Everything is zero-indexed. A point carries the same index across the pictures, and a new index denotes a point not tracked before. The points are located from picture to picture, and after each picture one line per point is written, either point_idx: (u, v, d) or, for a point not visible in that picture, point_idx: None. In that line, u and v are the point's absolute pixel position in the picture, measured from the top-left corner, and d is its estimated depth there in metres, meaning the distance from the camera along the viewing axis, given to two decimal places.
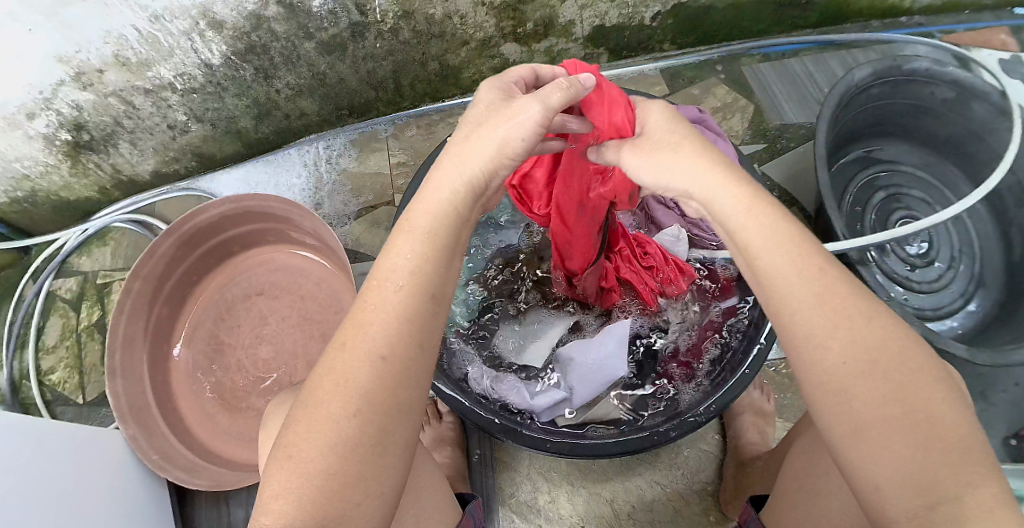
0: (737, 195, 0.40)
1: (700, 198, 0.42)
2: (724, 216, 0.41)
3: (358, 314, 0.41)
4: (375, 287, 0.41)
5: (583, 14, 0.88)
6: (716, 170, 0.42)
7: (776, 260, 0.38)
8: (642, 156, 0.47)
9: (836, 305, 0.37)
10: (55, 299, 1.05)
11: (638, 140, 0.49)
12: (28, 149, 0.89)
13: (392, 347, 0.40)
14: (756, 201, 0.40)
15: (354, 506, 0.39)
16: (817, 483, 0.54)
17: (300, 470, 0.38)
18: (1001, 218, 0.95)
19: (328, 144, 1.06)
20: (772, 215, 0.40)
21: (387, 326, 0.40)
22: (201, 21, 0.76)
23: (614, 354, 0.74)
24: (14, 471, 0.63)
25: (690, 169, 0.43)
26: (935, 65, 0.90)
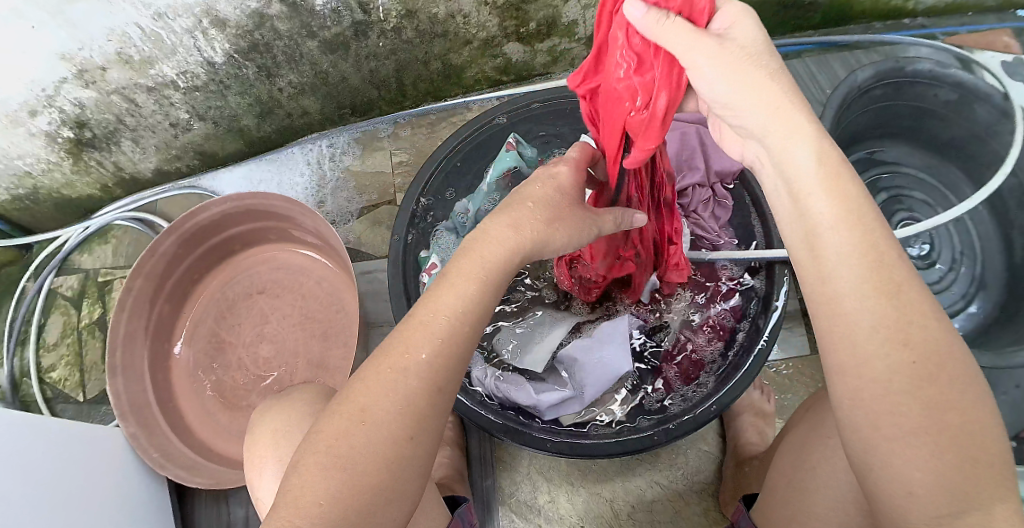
0: (821, 159, 0.38)
1: (778, 155, 0.40)
2: (795, 178, 0.39)
3: (410, 330, 0.43)
4: (427, 313, 0.44)
5: (586, 14, 0.88)
6: (800, 121, 0.39)
7: (844, 238, 0.37)
8: (730, 73, 0.40)
9: (907, 299, 0.36)
10: (57, 296, 1.05)
11: (724, 38, 0.41)
12: (30, 147, 0.89)
13: (435, 369, 0.42)
14: (841, 170, 0.38)
15: (387, 518, 0.39)
16: (803, 479, 0.55)
17: (339, 476, 0.38)
18: (1002, 219, 0.94)
19: (330, 142, 1.06)
20: (849, 182, 0.38)
21: (433, 345, 0.42)
22: (204, 19, 0.76)
23: (617, 353, 0.74)
24: (26, 470, 0.64)
25: (776, 109, 0.39)
26: (938, 66, 0.94)
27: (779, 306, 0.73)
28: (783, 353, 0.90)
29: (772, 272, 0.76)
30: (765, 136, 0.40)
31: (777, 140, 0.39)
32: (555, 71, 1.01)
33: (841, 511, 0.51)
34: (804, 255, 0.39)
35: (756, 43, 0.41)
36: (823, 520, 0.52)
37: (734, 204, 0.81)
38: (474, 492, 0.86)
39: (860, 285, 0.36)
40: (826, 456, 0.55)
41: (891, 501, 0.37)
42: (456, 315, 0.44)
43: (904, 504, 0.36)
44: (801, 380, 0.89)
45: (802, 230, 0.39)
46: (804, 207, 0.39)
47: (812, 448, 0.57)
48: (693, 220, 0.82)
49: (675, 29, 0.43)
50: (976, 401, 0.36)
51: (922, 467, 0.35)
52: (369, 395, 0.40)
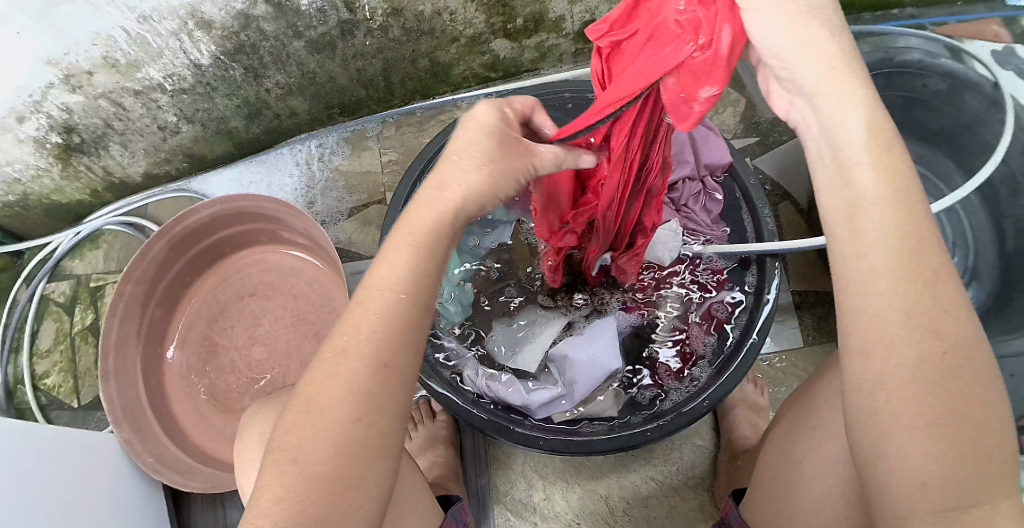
0: (872, 131, 0.36)
1: (829, 121, 0.37)
2: (839, 148, 0.37)
3: (358, 317, 0.41)
4: (376, 294, 0.41)
5: (573, 9, 0.87)
6: (859, 90, 0.36)
7: (883, 219, 0.36)
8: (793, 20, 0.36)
9: (942, 289, 0.36)
10: (48, 303, 1.05)
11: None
12: (19, 153, 0.89)
13: (391, 354, 0.40)
14: (890, 143, 0.36)
15: (353, 508, 0.39)
16: (791, 472, 0.55)
17: (298, 474, 0.38)
18: (994, 208, 0.94)
19: (320, 142, 1.06)
20: (893, 152, 0.36)
21: (381, 332, 0.40)
22: (189, 21, 0.75)
23: (609, 349, 0.74)
24: (23, 476, 0.64)
25: (833, 67, 0.36)
26: (927, 56, 0.94)
27: (770, 297, 0.72)
28: (777, 346, 0.90)
29: (763, 265, 0.75)
30: (818, 94, 0.37)
31: (835, 100, 0.36)
32: (543, 67, 1.01)
33: (828, 503, 0.51)
34: (840, 231, 0.38)
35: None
36: (809, 512, 0.52)
37: (724, 196, 0.81)
38: (470, 490, 0.86)
39: (895, 265, 0.36)
40: (811, 449, 0.55)
41: (896, 492, 0.37)
42: (393, 290, 0.41)
43: (912, 494, 0.36)
44: (795, 373, 0.89)
45: (841, 202, 0.37)
46: (847, 178, 0.37)
47: (798, 441, 0.56)
48: (682, 213, 0.82)
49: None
50: (967, 390, 0.35)
51: (937, 457, 0.35)
52: (326, 392, 0.39)
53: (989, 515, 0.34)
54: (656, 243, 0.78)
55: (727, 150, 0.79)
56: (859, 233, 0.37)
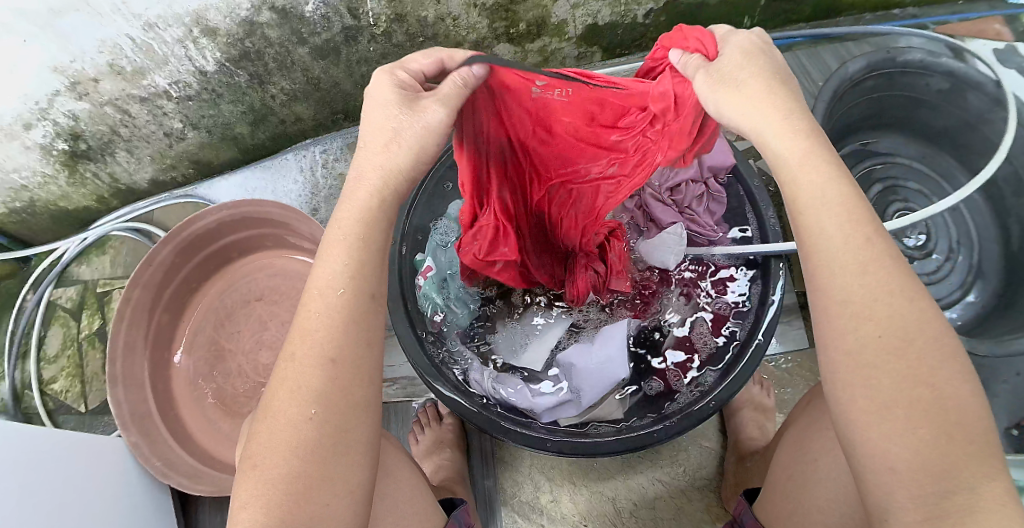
0: (792, 144, 0.42)
1: (758, 143, 0.44)
2: (777, 162, 0.43)
3: (303, 321, 0.43)
4: (318, 295, 0.43)
5: (575, 13, 0.88)
6: (778, 116, 0.42)
7: (820, 216, 0.40)
8: (714, 82, 0.45)
9: (877, 277, 0.38)
10: (55, 308, 1.06)
11: (712, 68, 0.46)
12: (25, 159, 0.90)
13: (338, 349, 0.41)
14: (811, 154, 0.41)
15: (319, 505, 0.39)
16: (806, 472, 0.56)
17: (263, 476, 0.40)
18: (998, 208, 0.94)
19: (324, 148, 1.07)
20: (822, 160, 0.41)
21: (326, 331, 0.41)
22: (195, 28, 0.76)
23: (617, 354, 0.75)
24: (30, 481, 0.65)
25: (759, 101, 0.43)
26: (928, 56, 0.93)
27: (775, 299, 0.73)
28: (783, 347, 0.90)
29: (767, 266, 0.76)
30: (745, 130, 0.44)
31: (764, 127, 0.43)
32: None
33: (841, 502, 0.51)
34: (795, 234, 0.42)
35: (741, 63, 0.45)
36: (824, 509, 0.52)
37: (727, 199, 0.81)
38: (477, 492, 0.87)
39: (859, 256, 0.39)
40: (826, 448, 0.55)
41: (872, 481, 0.37)
42: (332, 290, 0.42)
43: (885, 480, 0.36)
44: (800, 374, 0.89)
45: (790, 209, 0.43)
46: (789, 185, 0.42)
47: (813, 438, 0.57)
48: (686, 216, 0.80)
49: (693, 61, 0.48)
50: (960, 383, 0.36)
51: (901, 440, 0.36)
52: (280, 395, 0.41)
53: (970, 505, 0.34)
54: (660, 246, 0.78)
55: (731, 151, 0.78)
56: (805, 236, 0.41)
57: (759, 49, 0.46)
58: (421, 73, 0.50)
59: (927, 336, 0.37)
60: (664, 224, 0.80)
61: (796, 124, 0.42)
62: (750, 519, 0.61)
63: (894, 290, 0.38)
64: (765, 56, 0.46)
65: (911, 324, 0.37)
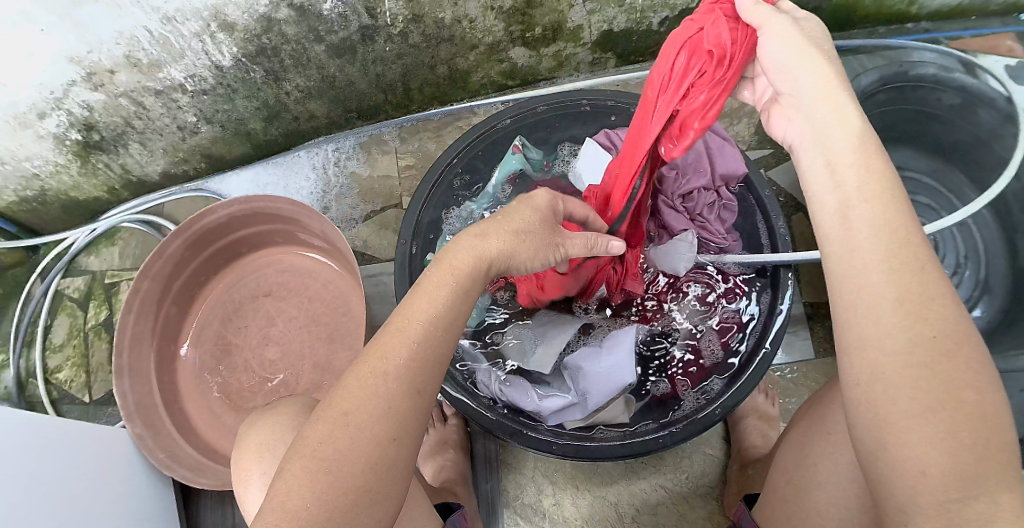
0: (853, 140, 0.41)
1: (818, 135, 0.43)
2: (830, 153, 0.42)
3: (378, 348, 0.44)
4: (396, 326, 0.45)
5: (591, 19, 0.88)
6: (848, 107, 0.42)
7: (866, 214, 0.39)
8: (793, 45, 0.45)
9: (930, 279, 0.38)
10: (63, 297, 1.06)
11: (794, 21, 0.46)
12: (38, 149, 0.90)
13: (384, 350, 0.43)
14: (872, 148, 0.41)
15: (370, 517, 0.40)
16: (804, 477, 0.56)
17: (313, 479, 0.39)
18: (1006, 223, 0.94)
19: (337, 146, 1.07)
20: (876, 156, 0.40)
21: (387, 345, 0.43)
22: (213, 23, 0.76)
23: (624, 361, 0.73)
24: (33, 470, 0.65)
25: (828, 81, 0.43)
26: (941, 71, 0.97)
27: (783, 309, 0.73)
28: (788, 357, 0.90)
29: (777, 276, 0.76)
30: (813, 105, 0.43)
31: (825, 113, 0.42)
32: (560, 75, 1.02)
33: (840, 504, 0.52)
34: (832, 233, 0.41)
35: (818, 34, 0.45)
36: (823, 514, 0.52)
37: (739, 207, 0.81)
38: (478, 495, 0.87)
39: (885, 261, 0.38)
40: (827, 451, 0.55)
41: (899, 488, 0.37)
42: (430, 322, 0.45)
43: (915, 486, 0.36)
44: (806, 384, 0.89)
45: (834, 204, 0.41)
46: (831, 182, 0.41)
47: (815, 441, 0.57)
48: (697, 224, 0.80)
49: (766, 7, 0.47)
50: (982, 399, 0.36)
51: (938, 446, 0.35)
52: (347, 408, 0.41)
53: (988, 514, 0.34)
54: (671, 253, 0.79)
55: (744, 160, 0.79)
56: (844, 235, 0.40)
57: (826, 34, 0.45)
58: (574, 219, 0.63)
59: (953, 342, 0.37)
60: (675, 230, 0.80)
61: (855, 114, 0.42)
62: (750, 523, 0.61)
63: (926, 294, 0.37)
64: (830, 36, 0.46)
65: (930, 333, 0.37)
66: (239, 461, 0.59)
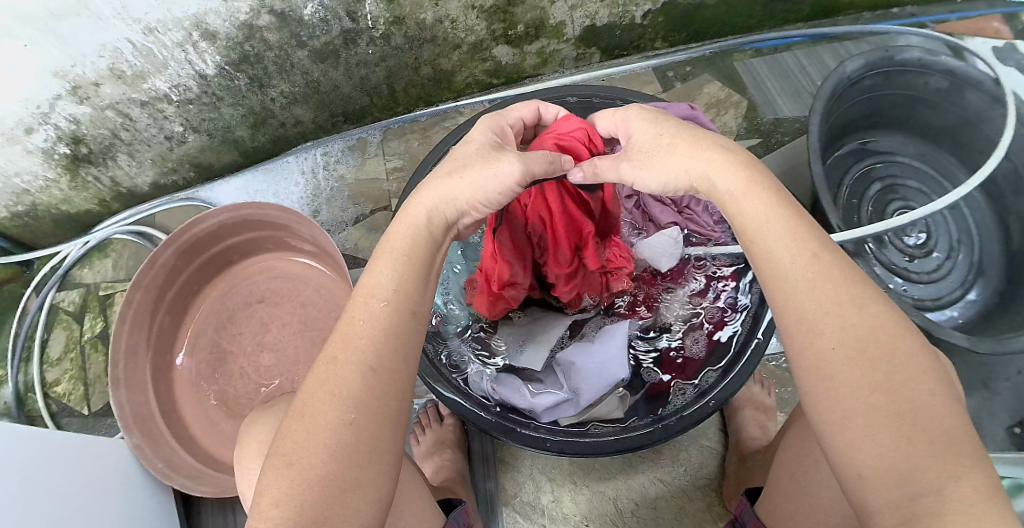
0: (736, 179, 0.46)
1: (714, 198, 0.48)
2: (724, 199, 0.47)
3: (347, 327, 0.45)
4: (362, 302, 0.46)
5: (573, 15, 0.88)
6: (718, 158, 0.47)
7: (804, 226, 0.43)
8: (643, 159, 0.51)
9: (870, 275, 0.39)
10: (58, 312, 1.06)
11: (631, 150, 0.53)
12: (26, 164, 0.90)
13: (380, 357, 0.43)
14: (752, 182, 0.46)
15: (352, 512, 0.40)
16: (806, 474, 0.56)
17: (298, 477, 0.40)
18: (999, 207, 0.94)
19: (325, 150, 1.07)
20: (768, 191, 0.45)
21: (374, 340, 0.44)
22: (194, 31, 0.76)
23: (616, 355, 0.75)
24: (35, 483, 0.65)
25: (703, 156, 0.48)
26: (927, 54, 0.89)
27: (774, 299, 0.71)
28: (783, 346, 0.91)
29: None
30: (709, 180, 0.47)
31: (723, 184, 0.46)
32: (545, 72, 1.02)
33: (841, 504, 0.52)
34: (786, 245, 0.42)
35: (650, 133, 0.53)
36: (824, 510, 0.53)
37: None
38: (478, 494, 0.87)
39: None
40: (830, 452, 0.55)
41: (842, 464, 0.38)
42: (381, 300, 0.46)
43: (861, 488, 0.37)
44: None
45: (759, 249, 0.44)
46: (736, 217, 0.46)
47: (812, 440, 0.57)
48: (686, 216, 0.82)
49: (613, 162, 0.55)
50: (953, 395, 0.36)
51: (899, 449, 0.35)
52: (359, 399, 0.42)
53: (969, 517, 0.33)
54: (655, 250, 0.80)
55: None
56: (769, 236, 0.43)
57: (657, 118, 0.54)
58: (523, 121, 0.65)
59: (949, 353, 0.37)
60: (662, 224, 0.81)
61: (709, 172, 0.47)
62: (750, 519, 0.61)
63: None
64: (653, 115, 0.55)
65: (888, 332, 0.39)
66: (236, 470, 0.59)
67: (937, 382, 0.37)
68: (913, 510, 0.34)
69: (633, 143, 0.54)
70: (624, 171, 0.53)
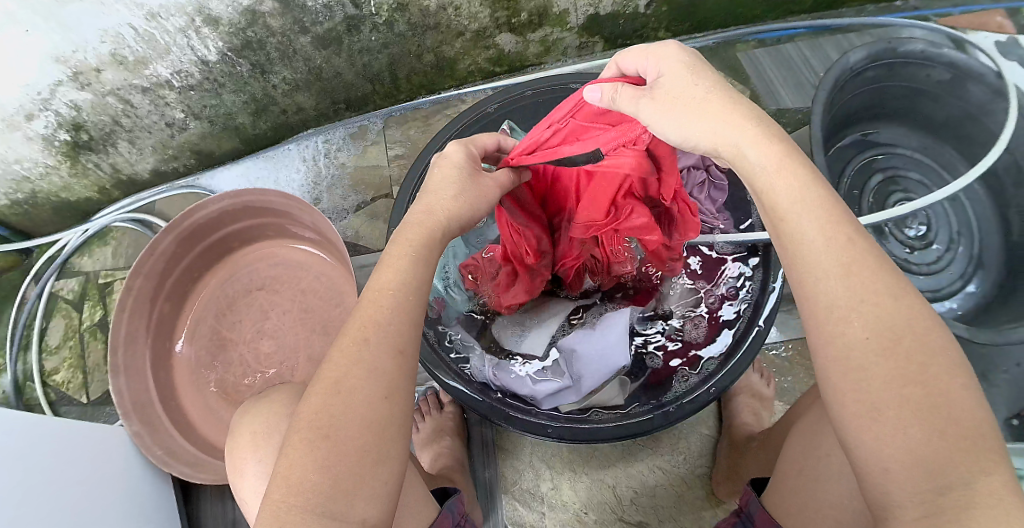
0: (769, 151, 0.42)
1: (742, 170, 0.44)
2: (752, 174, 0.43)
3: (367, 312, 0.44)
4: (384, 293, 0.45)
5: (577, 3, 0.88)
6: (749, 127, 0.43)
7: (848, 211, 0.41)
8: (663, 107, 0.46)
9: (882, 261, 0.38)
10: (57, 300, 1.06)
11: (654, 90, 0.47)
12: (27, 150, 0.89)
13: (402, 341, 0.44)
14: (784, 159, 0.42)
15: (380, 483, 0.40)
16: (815, 468, 0.55)
17: (318, 454, 0.39)
18: (999, 199, 0.94)
19: (326, 138, 1.06)
20: (800, 165, 0.42)
21: (371, 322, 0.43)
22: (197, 17, 0.76)
23: (618, 342, 0.74)
24: (35, 469, 0.65)
25: (735, 124, 0.43)
26: (930, 46, 0.91)
27: (775, 287, 0.74)
28: (784, 335, 0.91)
29: (767, 253, 0.76)
30: (738, 153, 0.43)
31: (756, 159, 0.42)
32: (547, 61, 1.02)
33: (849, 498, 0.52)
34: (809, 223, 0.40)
35: (681, 79, 0.46)
36: (834, 505, 0.52)
37: (729, 186, 0.80)
38: (477, 482, 0.87)
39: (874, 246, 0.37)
40: None
41: (860, 455, 0.37)
42: (400, 289, 0.45)
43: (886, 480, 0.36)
44: (800, 362, 0.90)
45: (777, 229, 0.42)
46: (762, 192, 0.42)
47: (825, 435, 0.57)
48: None
49: (631, 95, 0.48)
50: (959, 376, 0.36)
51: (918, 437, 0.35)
52: (363, 377, 0.41)
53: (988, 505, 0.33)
54: None
55: None
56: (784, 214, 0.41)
57: (693, 64, 0.46)
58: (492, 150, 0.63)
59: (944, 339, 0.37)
60: None
61: (740, 143, 0.43)
62: (759, 511, 0.59)
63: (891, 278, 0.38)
64: (694, 58, 0.47)
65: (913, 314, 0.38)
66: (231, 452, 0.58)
67: (946, 359, 0.37)
68: (939, 502, 0.34)
69: (655, 83, 0.47)
70: (643, 110, 0.47)
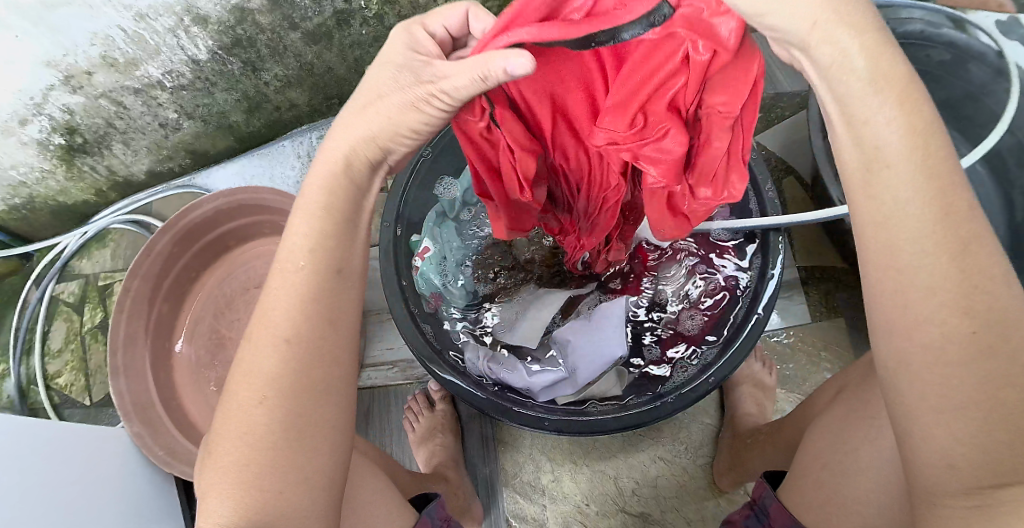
0: (891, 73, 0.33)
1: (850, 90, 0.34)
2: (854, 92, 0.34)
3: (264, 303, 0.43)
4: (279, 272, 0.44)
5: None
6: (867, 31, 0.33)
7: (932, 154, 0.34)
8: None
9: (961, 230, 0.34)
10: (58, 303, 1.06)
11: None
12: (23, 155, 0.90)
13: (293, 328, 0.42)
14: (907, 81, 0.33)
15: (279, 491, 0.41)
16: (843, 462, 0.53)
17: (230, 467, 0.42)
18: (1002, 180, 0.92)
19: (320, 134, 1.07)
20: (917, 95, 0.33)
21: (312, 311, 0.43)
22: (186, 17, 0.75)
23: (615, 333, 0.74)
24: (35, 472, 0.65)
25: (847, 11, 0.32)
26: (929, 27, 0.90)
27: (774, 275, 0.72)
28: (785, 322, 0.90)
29: (766, 241, 0.75)
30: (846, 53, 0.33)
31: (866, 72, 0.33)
32: None
33: (874, 486, 0.50)
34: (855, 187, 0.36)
35: None
36: (861, 500, 0.50)
37: None
38: (476, 478, 0.87)
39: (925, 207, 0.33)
40: (868, 436, 0.53)
41: (924, 452, 0.35)
42: (306, 267, 0.43)
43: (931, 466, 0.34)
44: (801, 349, 0.89)
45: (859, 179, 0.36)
46: (861, 120, 0.34)
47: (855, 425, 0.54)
48: None
49: None
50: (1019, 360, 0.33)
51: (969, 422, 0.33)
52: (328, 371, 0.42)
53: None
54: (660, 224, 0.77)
55: None
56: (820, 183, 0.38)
57: None
58: (446, 32, 0.48)
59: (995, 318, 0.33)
60: None
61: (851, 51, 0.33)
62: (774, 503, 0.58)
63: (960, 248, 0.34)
64: None
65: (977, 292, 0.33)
66: (200, 447, 0.56)
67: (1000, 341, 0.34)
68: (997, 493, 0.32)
69: None
70: None
